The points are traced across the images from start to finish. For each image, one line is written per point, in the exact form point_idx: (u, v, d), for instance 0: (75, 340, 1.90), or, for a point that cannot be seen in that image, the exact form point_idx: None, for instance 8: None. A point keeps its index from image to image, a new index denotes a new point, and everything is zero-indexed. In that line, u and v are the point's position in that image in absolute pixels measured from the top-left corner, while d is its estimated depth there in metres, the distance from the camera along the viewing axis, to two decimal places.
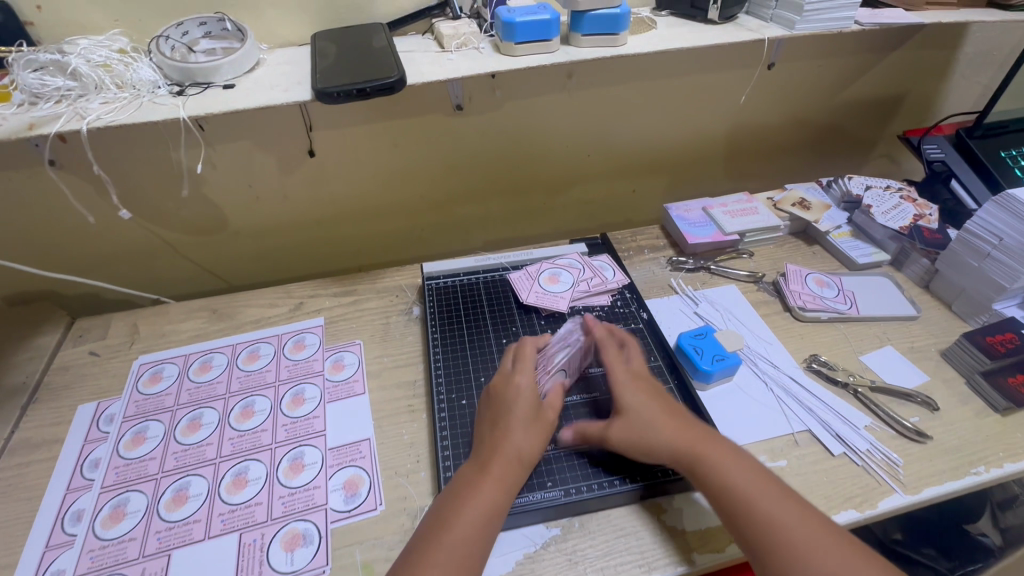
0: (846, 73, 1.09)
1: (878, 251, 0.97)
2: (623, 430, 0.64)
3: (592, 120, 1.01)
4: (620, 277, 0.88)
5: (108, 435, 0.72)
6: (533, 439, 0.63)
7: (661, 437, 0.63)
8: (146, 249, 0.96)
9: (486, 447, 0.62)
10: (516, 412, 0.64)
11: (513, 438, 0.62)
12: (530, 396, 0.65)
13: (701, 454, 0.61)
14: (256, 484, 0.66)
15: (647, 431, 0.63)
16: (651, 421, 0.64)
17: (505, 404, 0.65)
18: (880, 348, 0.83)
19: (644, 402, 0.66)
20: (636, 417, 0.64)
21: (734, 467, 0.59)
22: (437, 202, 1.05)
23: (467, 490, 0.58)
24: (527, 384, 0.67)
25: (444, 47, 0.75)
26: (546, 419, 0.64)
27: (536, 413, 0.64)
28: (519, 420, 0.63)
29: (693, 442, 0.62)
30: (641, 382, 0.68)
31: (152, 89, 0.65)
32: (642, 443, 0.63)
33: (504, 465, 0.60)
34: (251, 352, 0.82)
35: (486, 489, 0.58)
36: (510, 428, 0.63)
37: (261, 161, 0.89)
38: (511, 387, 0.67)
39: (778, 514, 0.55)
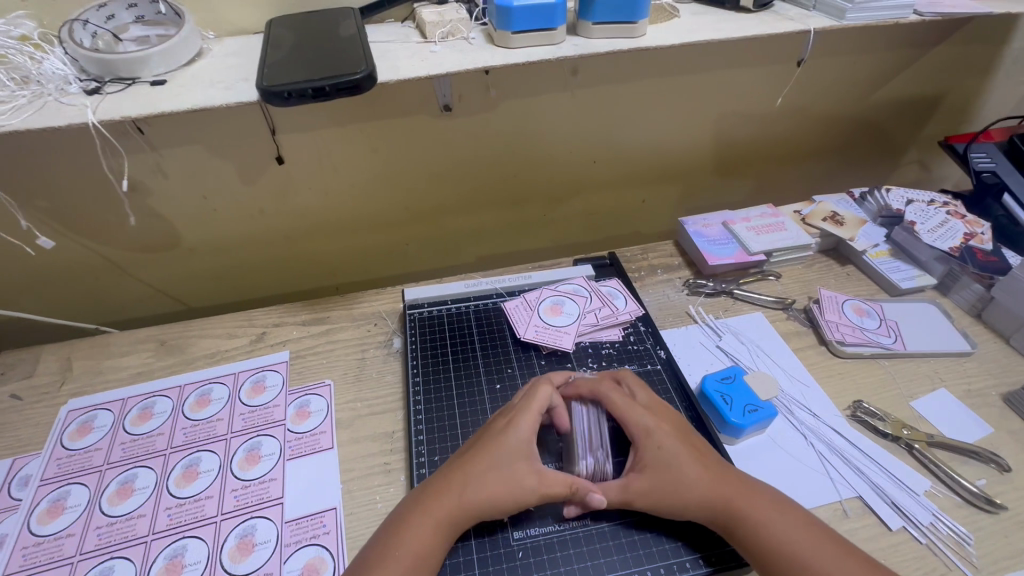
0: (883, 71, 0.97)
1: (922, 274, 0.86)
2: (648, 489, 0.54)
3: (599, 122, 0.89)
4: (633, 307, 0.77)
5: (20, 503, 0.60)
6: (494, 490, 0.52)
7: (694, 490, 0.53)
8: (86, 269, 0.83)
9: (440, 480, 0.53)
10: (486, 456, 0.54)
11: (470, 483, 0.52)
12: (513, 444, 0.55)
13: (736, 509, 0.52)
14: (193, 571, 0.54)
15: (675, 485, 0.53)
16: (682, 470, 0.54)
17: (486, 441, 0.56)
18: (934, 391, 0.72)
19: (671, 444, 0.55)
20: (665, 466, 0.54)
21: (779, 519, 0.51)
22: (424, 214, 0.93)
23: (400, 528, 0.51)
24: (523, 434, 0.56)
25: (427, 37, 0.62)
26: (519, 476, 0.53)
27: (510, 466, 0.53)
28: (486, 463, 0.53)
29: (731, 494, 0.53)
30: (661, 419, 0.58)
31: (62, 85, 0.53)
32: (674, 499, 0.53)
33: (450, 508, 0.51)
34: (201, 396, 0.70)
35: (419, 534, 0.50)
36: (473, 470, 0.53)
37: (216, 169, 0.77)
38: (500, 425, 0.57)
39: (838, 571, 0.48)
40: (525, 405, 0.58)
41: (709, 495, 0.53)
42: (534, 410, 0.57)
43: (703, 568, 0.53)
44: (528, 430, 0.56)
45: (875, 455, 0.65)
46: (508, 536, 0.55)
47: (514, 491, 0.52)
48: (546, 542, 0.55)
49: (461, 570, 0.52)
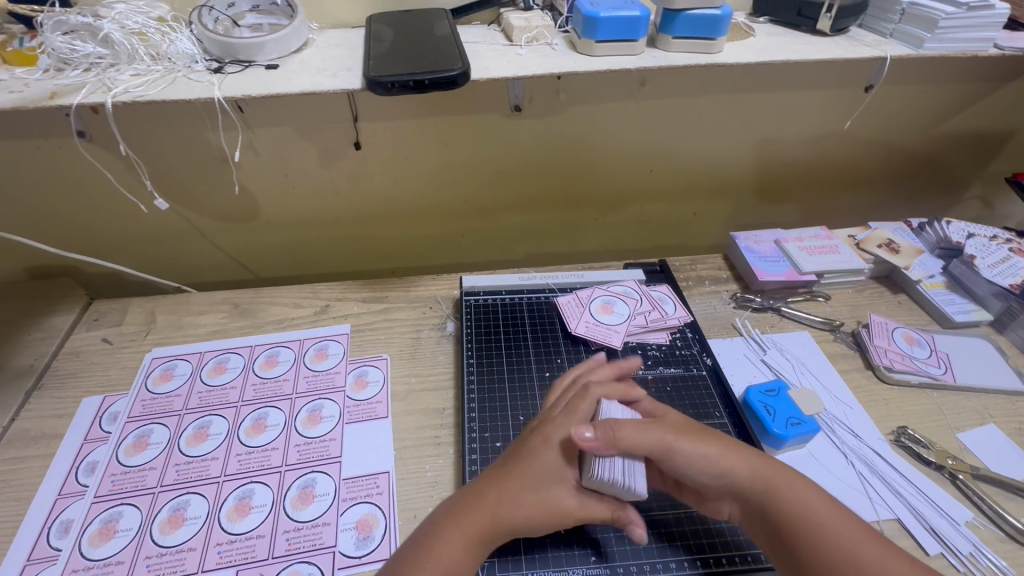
0: (952, 102, 0.96)
1: (978, 308, 0.85)
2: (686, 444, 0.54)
3: (660, 132, 0.91)
4: (682, 313, 0.79)
5: (109, 436, 0.66)
6: (532, 512, 0.53)
7: (729, 456, 0.55)
8: (172, 233, 0.90)
9: (472, 502, 0.53)
10: (522, 477, 0.54)
11: (505, 504, 0.53)
12: (549, 467, 0.54)
13: (770, 485, 0.53)
14: (260, 513, 0.59)
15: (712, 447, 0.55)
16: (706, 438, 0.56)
17: (525, 459, 0.55)
18: (982, 425, 0.71)
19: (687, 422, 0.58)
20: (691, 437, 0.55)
21: (810, 495, 0.52)
22: (481, 208, 0.97)
23: (435, 542, 0.51)
24: (559, 453, 0.55)
25: (513, 40, 0.66)
26: (555, 499, 0.53)
27: (547, 488, 0.54)
28: (524, 488, 0.53)
29: (760, 464, 0.55)
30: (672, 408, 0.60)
31: (189, 63, 0.59)
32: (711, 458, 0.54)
33: (483, 526, 0.52)
34: (270, 356, 0.76)
35: (451, 549, 0.51)
36: (509, 491, 0.53)
37: (301, 150, 0.83)
38: (541, 445, 0.56)
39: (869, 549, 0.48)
40: (559, 433, 0.56)
41: (735, 468, 0.54)
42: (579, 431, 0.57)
43: (738, 566, 0.55)
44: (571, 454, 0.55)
45: (916, 480, 0.65)
46: None
47: (550, 512, 0.53)
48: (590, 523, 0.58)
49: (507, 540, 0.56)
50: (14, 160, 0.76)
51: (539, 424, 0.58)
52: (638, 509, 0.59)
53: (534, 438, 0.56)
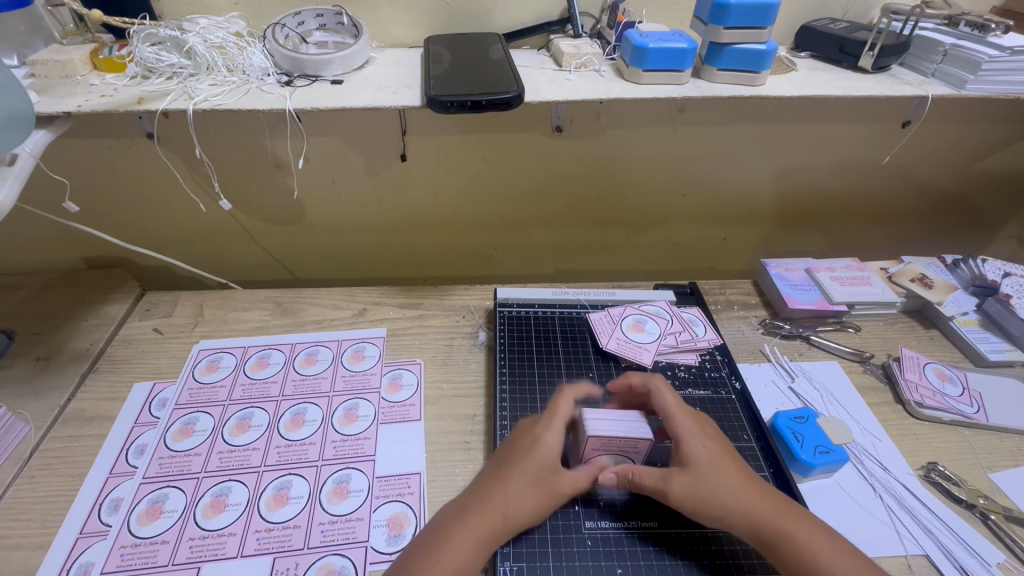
0: (990, 142, 0.96)
1: (1014, 348, 0.84)
2: (686, 484, 0.55)
3: (695, 158, 0.93)
4: (712, 336, 0.80)
5: (158, 421, 0.70)
6: (535, 506, 0.54)
7: (732, 497, 0.54)
8: (223, 231, 0.95)
9: (470, 501, 0.54)
10: (523, 472, 0.55)
11: (508, 500, 0.54)
12: (546, 460, 0.56)
13: (770, 523, 0.53)
14: (297, 503, 0.62)
15: (714, 483, 0.55)
16: (719, 492, 0.54)
17: (516, 455, 0.57)
18: (1014, 467, 0.70)
19: (712, 462, 0.56)
20: (701, 484, 0.55)
21: (812, 537, 0.52)
22: (515, 222, 1.00)
23: (440, 543, 0.51)
24: (550, 443, 0.57)
25: (562, 65, 0.69)
26: (555, 489, 0.55)
27: (545, 481, 0.55)
28: (530, 482, 0.55)
29: (758, 502, 0.54)
30: (705, 439, 0.58)
31: (262, 76, 0.64)
32: (707, 494, 0.54)
33: (494, 524, 0.52)
34: (309, 355, 0.79)
35: (462, 550, 0.50)
36: (511, 486, 0.54)
37: (349, 160, 0.87)
38: (529, 438, 0.58)
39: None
40: (538, 433, 0.58)
41: (735, 511, 0.54)
42: (561, 421, 0.59)
43: None
44: (557, 443, 0.58)
45: (945, 517, 0.65)
46: (581, 524, 0.58)
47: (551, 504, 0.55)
48: (615, 535, 0.58)
49: (535, 546, 0.56)
50: (88, 156, 0.81)
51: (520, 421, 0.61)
52: (664, 525, 0.59)
53: (521, 435, 0.59)
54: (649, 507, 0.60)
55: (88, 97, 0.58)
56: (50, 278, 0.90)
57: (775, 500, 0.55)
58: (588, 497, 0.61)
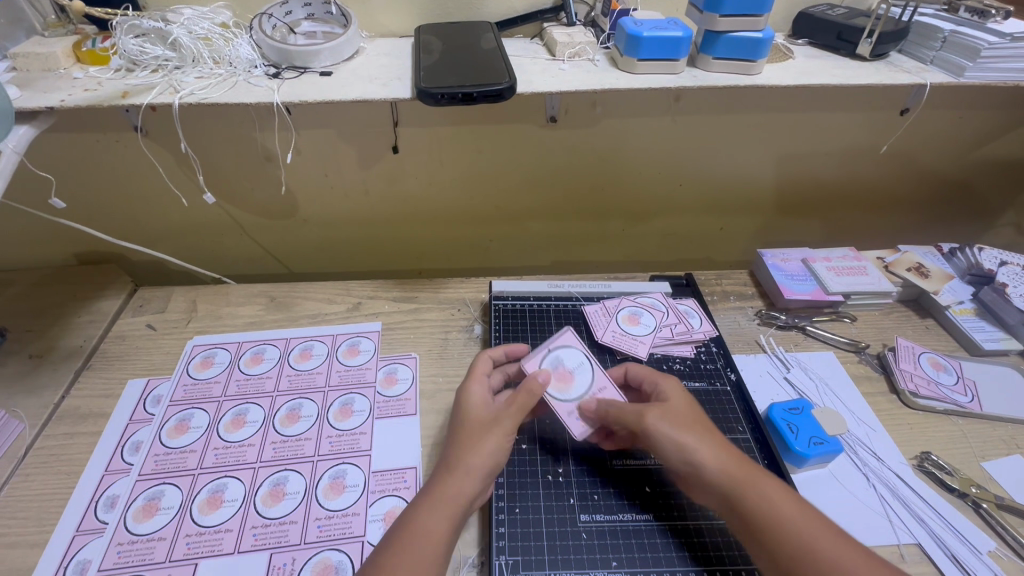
0: (988, 129, 0.96)
1: (1009, 337, 0.84)
2: (662, 410, 0.57)
3: (691, 148, 0.92)
4: (708, 327, 0.79)
5: (152, 418, 0.70)
6: (485, 443, 0.54)
7: (706, 428, 0.56)
8: (215, 226, 0.94)
9: (435, 476, 0.53)
10: (457, 428, 0.56)
11: (458, 455, 0.53)
12: (472, 406, 0.58)
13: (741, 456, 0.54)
14: (293, 499, 0.62)
15: (689, 414, 0.57)
16: (695, 424, 0.56)
17: (457, 424, 0.57)
18: (1007, 456, 0.71)
19: (685, 406, 0.58)
20: (677, 414, 0.57)
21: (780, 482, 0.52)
22: (510, 214, 0.99)
23: (413, 512, 0.50)
24: (472, 395, 0.60)
25: (556, 55, 0.68)
26: (490, 418, 0.56)
27: (477, 419, 0.56)
28: (465, 430, 0.55)
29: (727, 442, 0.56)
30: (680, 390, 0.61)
31: (249, 68, 0.62)
32: (683, 421, 0.56)
33: (456, 480, 0.51)
34: (304, 350, 0.78)
35: (432, 514, 0.49)
36: (453, 445, 0.54)
37: (342, 151, 0.86)
38: (457, 403, 0.61)
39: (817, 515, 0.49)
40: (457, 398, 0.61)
41: (708, 438, 0.54)
42: (480, 372, 0.62)
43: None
44: (477, 388, 0.60)
45: (938, 506, 0.65)
46: (576, 517, 0.59)
47: (497, 433, 0.55)
48: (610, 528, 0.58)
49: (530, 541, 0.57)
50: (75, 150, 0.80)
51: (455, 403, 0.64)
52: (659, 518, 0.59)
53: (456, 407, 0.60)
54: (643, 499, 0.60)
55: (72, 91, 0.57)
56: (41, 274, 0.89)
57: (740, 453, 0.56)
58: (584, 490, 0.61)
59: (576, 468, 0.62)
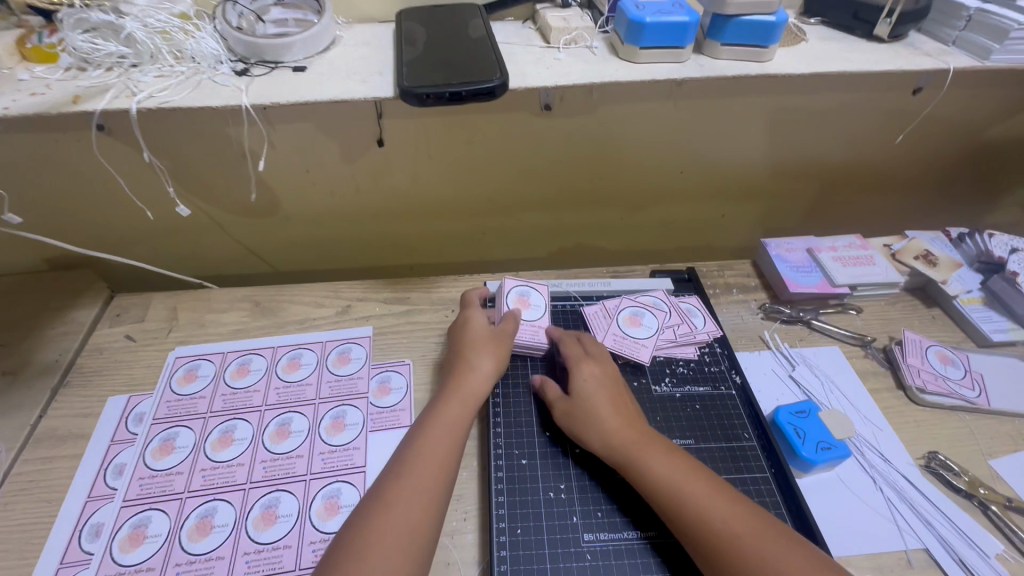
0: (1004, 107, 0.91)
1: (1016, 327, 0.82)
2: (562, 408, 0.63)
3: (694, 133, 0.88)
4: (711, 327, 0.76)
5: (135, 438, 0.67)
6: (489, 355, 0.67)
7: (602, 418, 0.61)
8: (193, 226, 0.89)
9: (451, 379, 0.66)
10: (465, 343, 0.69)
11: (471, 364, 0.66)
12: (475, 326, 0.71)
13: (632, 446, 0.59)
14: (286, 522, 0.60)
15: (587, 408, 0.62)
16: (590, 417, 0.61)
17: (460, 338, 0.70)
18: (1015, 453, 0.70)
19: (594, 393, 0.63)
20: (576, 408, 0.63)
21: (668, 465, 0.57)
22: (504, 206, 0.95)
23: (436, 405, 0.63)
24: (473, 319, 0.72)
25: (550, 42, 0.64)
26: (493, 335, 0.69)
27: (484, 337, 0.69)
28: (473, 345, 0.68)
29: (622, 427, 0.60)
30: (588, 374, 0.65)
31: (214, 64, 0.57)
32: (580, 417, 0.62)
33: (470, 381, 0.65)
34: (292, 359, 0.75)
35: (452, 405, 0.62)
36: (465, 358, 0.67)
37: (323, 146, 0.80)
38: (459, 326, 0.72)
39: (690, 496, 0.54)
40: (458, 324, 0.72)
41: (600, 431, 0.60)
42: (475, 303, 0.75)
43: None
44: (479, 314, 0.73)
45: (946, 509, 0.64)
46: (580, 537, 0.57)
47: (500, 348, 0.68)
48: (615, 548, 0.56)
49: (533, 564, 0.55)
50: (33, 152, 0.74)
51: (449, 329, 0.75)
52: (665, 535, 0.57)
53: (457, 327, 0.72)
54: (648, 516, 0.58)
55: (17, 96, 0.53)
56: (11, 283, 0.84)
57: (642, 433, 0.60)
58: (587, 508, 0.59)
59: (578, 484, 0.60)
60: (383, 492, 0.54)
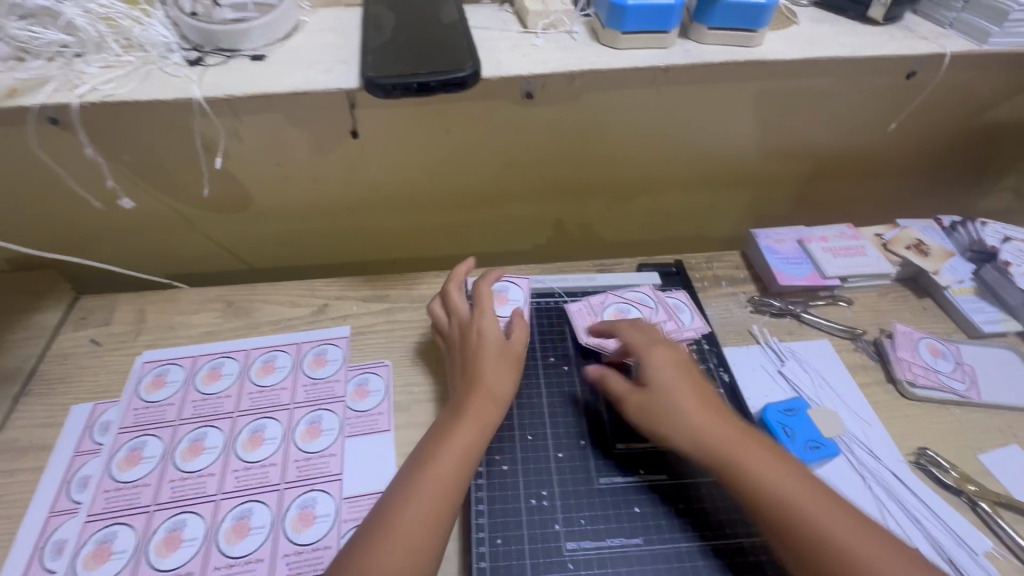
0: (999, 90, 0.89)
1: (1008, 318, 0.80)
2: (642, 403, 0.59)
3: (681, 121, 0.85)
4: (699, 323, 0.74)
5: (101, 448, 0.64)
6: (507, 376, 0.62)
7: (688, 415, 0.57)
8: (160, 223, 0.85)
9: (462, 395, 0.60)
10: (480, 356, 0.62)
11: (488, 384, 0.60)
12: (492, 334, 0.64)
13: (728, 448, 0.54)
14: (259, 534, 0.57)
15: (672, 404, 0.58)
16: (675, 414, 0.57)
17: (473, 349, 0.63)
18: (1005, 447, 0.69)
19: (672, 384, 0.59)
20: (654, 403, 0.58)
21: (770, 468, 0.53)
22: (486, 197, 0.91)
23: (449, 430, 0.57)
24: (489, 325, 0.65)
25: (528, 27, 0.62)
26: (510, 353, 0.64)
27: (502, 352, 0.63)
28: (491, 361, 0.62)
29: (720, 425, 0.56)
30: (662, 364, 0.60)
31: (164, 51, 0.55)
32: (664, 413, 0.58)
33: (486, 406, 0.59)
34: (266, 362, 0.72)
35: (467, 433, 0.57)
36: (481, 375, 0.61)
37: (293, 138, 0.76)
38: (471, 329, 0.65)
39: (794, 501, 0.51)
40: (469, 326, 0.65)
41: (690, 430, 0.56)
42: (488, 303, 0.67)
43: None
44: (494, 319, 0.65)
45: (935, 506, 0.63)
46: (563, 546, 0.55)
47: (515, 367, 0.63)
48: (598, 557, 0.55)
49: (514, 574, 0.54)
50: None
51: (449, 325, 0.68)
52: (649, 541, 0.56)
53: (469, 328, 0.65)
54: (632, 522, 0.57)
55: None
56: None
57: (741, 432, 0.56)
58: (570, 515, 0.57)
59: (560, 490, 0.59)
60: (390, 519, 0.51)
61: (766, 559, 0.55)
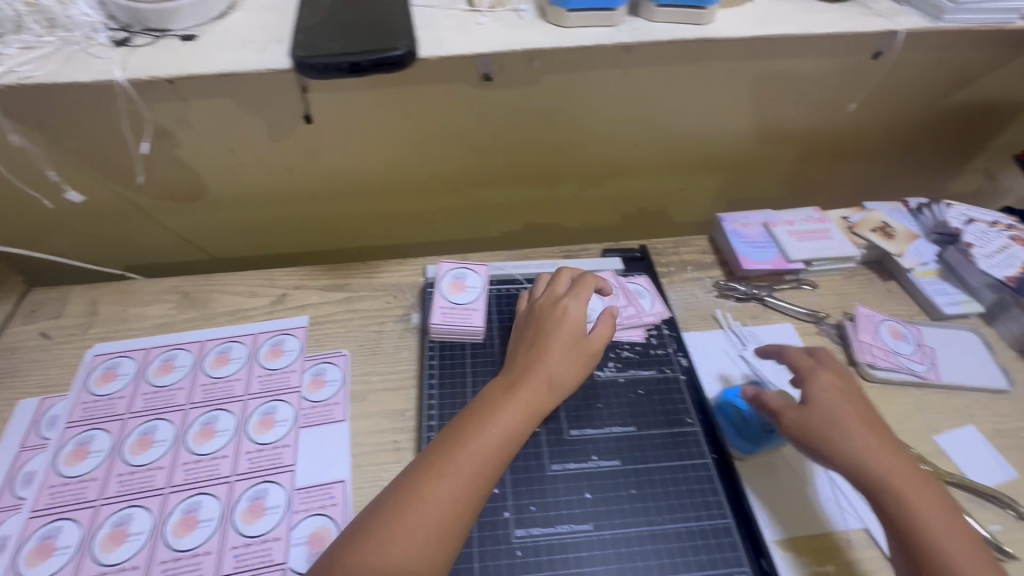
0: (967, 70, 0.88)
1: (969, 299, 0.81)
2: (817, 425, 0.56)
3: (646, 103, 0.83)
4: (659, 309, 0.74)
5: (48, 442, 0.63)
6: (569, 369, 0.61)
7: (853, 437, 0.55)
8: (114, 212, 0.83)
9: (517, 378, 0.59)
10: (552, 345, 0.61)
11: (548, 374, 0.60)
12: (573, 322, 0.63)
13: (882, 470, 0.53)
14: (207, 527, 0.57)
15: (837, 426, 0.56)
16: (857, 437, 0.55)
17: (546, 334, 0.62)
18: (961, 427, 0.69)
19: (838, 404, 0.57)
20: (826, 425, 0.56)
21: (921, 488, 0.52)
22: (451, 183, 0.90)
23: (495, 409, 0.56)
24: (574, 311, 0.63)
25: (475, 5, 0.63)
26: (586, 347, 0.63)
27: (574, 342, 0.62)
28: (563, 350, 0.61)
29: (878, 444, 0.55)
30: (828, 385, 0.58)
31: (89, 33, 0.56)
32: (827, 435, 0.56)
33: (538, 394, 0.58)
34: (220, 353, 0.71)
35: (511, 416, 0.56)
36: (545, 363, 0.60)
37: (245, 123, 0.74)
38: (557, 311, 0.64)
39: (929, 518, 0.51)
40: (549, 308, 0.64)
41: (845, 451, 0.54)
42: (586, 294, 0.65)
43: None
44: (581, 309, 0.64)
45: None
46: (511, 533, 0.55)
47: (583, 363, 0.62)
48: (546, 544, 0.55)
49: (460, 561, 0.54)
50: None
51: (535, 301, 0.66)
52: (598, 527, 0.56)
53: (554, 306, 0.64)
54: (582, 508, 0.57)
55: None
56: None
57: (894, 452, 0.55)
58: (520, 503, 0.57)
59: (511, 478, 0.59)
60: (418, 487, 0.51)
61: (715, 543, 0.56)
